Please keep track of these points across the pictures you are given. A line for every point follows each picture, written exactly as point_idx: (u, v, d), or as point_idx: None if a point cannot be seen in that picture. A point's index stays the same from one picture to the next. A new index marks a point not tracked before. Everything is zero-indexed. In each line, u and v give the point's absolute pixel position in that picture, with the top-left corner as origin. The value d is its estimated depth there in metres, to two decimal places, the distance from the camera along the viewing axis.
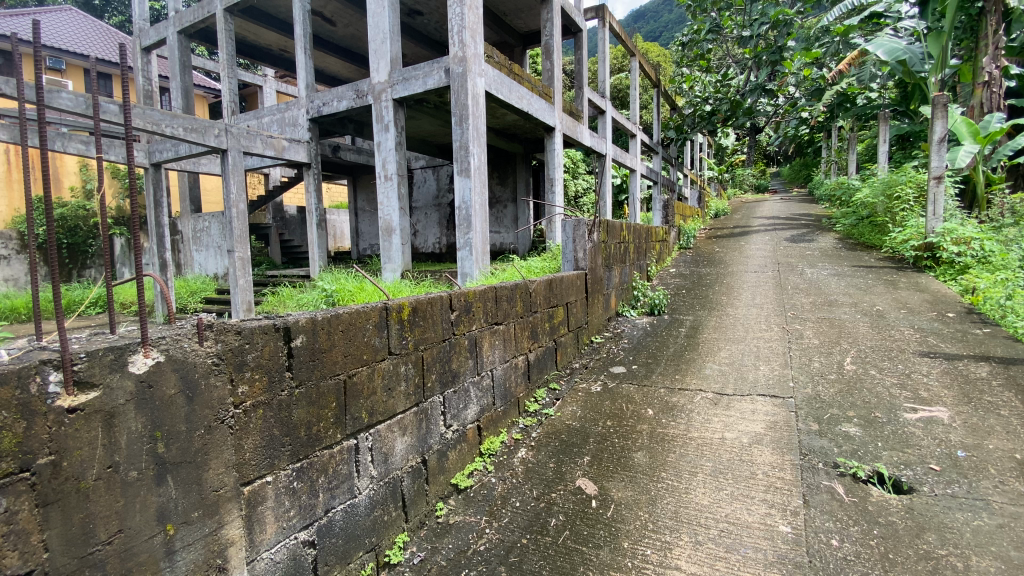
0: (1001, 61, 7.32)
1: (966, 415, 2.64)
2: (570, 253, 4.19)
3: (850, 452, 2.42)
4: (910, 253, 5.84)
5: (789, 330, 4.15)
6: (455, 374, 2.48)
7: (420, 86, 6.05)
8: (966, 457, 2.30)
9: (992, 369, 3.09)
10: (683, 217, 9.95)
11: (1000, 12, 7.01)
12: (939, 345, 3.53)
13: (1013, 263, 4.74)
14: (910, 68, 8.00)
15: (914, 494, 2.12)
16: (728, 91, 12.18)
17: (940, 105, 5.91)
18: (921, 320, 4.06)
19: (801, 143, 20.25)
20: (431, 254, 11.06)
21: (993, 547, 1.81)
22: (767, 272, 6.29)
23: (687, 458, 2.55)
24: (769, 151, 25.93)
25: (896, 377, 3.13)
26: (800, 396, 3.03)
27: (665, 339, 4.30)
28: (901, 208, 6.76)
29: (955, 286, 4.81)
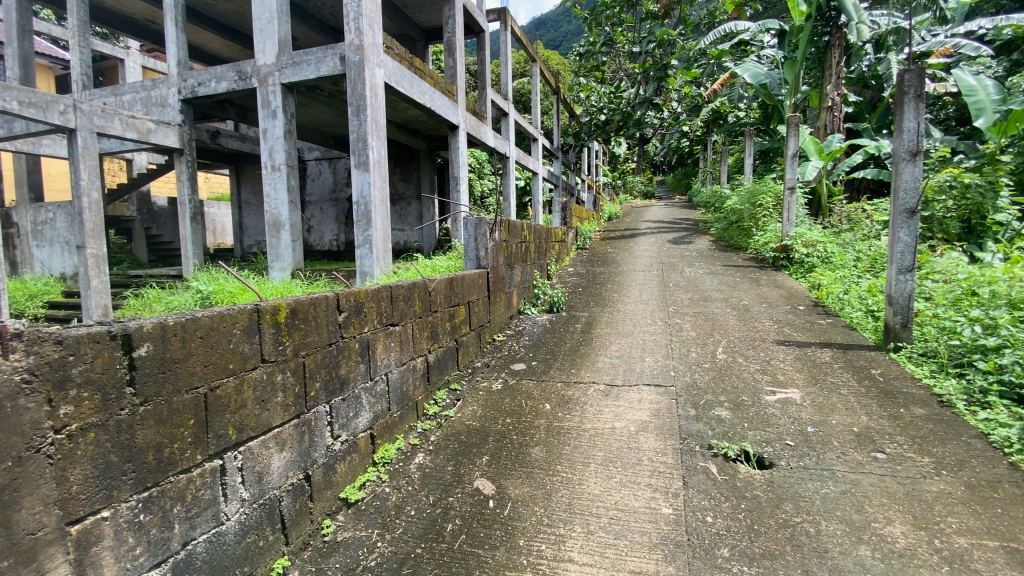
0: (841, 90, 8.62)
1: (814, 395, 3.03)
2: (471, 252, 4.15)
3: (722, 434, 2.65)
4: (770, 254, 6.62)
5: (671, 324, 4.49)
6: (344, 381, 2.30)
7: (312, 72, 5.63)
8: (815, 432, 2.63)
9: (833, 354, 3.59)
10: (580, 220, 10.41)
11: (841, 48, 8.25)
12: (792, 334, 4.03)
13: (849, 262, 5.57)
14: (770, 92, 9.05)
15: (774, 468, 2.37)
16: (619, 102, 13.05)
17: (793, 124, 6.76)
18: (779, 312, 4.61)
19: (683, 153, 22.24)
20: (327, 252, 10.41)
21: (839, 512, 2.05)
22: (652, 271, 6.78)
23: (580, 449, 2.62)
24: (656, 161, 28.16)
25: (758, 363, 3.51)
26: (680, 383, 3.28)
27: (563, 335, 4.42)
28: (762, 214, 7.68)
29: (804, 283, 5.52)
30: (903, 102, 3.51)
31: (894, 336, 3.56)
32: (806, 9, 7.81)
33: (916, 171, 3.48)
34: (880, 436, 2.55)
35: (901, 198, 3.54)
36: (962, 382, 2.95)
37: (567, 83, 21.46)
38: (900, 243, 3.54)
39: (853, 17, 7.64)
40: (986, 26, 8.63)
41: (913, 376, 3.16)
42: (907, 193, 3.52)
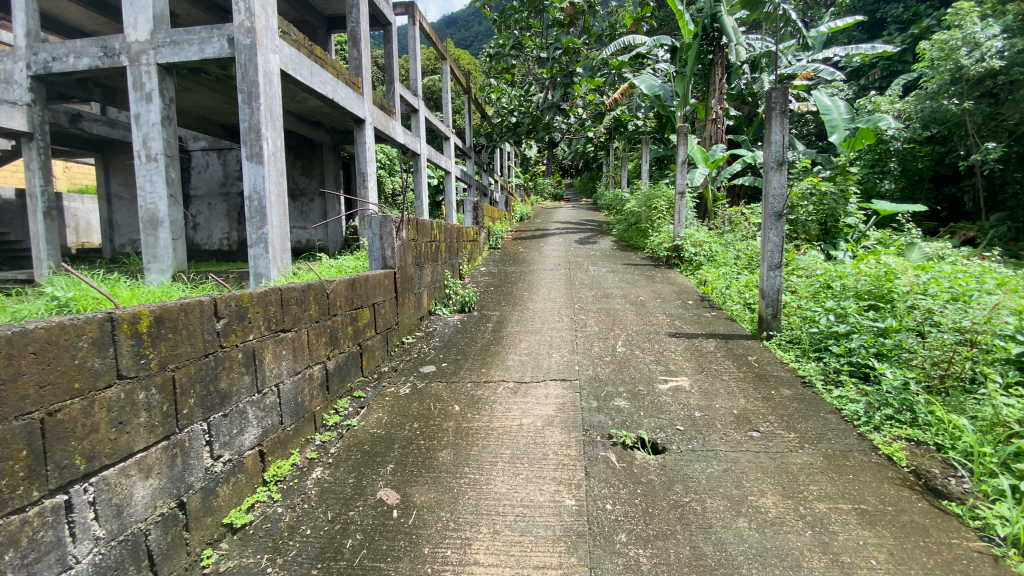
0: (724, 104, 9.52)
1: (700, 381, 3.30)
2: (376, 252, 3.99)
3: (621, 424, 2.79)
4: (664, 253, 7.12)
5: (577, 320, 4.66)
6: (225, 395, 2.09)
7: (195, 53, 5.07)
8: (701, 416, 2.85)
9: (716, 343, 3.94)
10: (492, 220, 10.46)
11: (723, 66, 9.13)
12: (682, 326, 4.37)
13: (730, 260, 6.17)
14: (664, 103, 9.66)
15: (666, 452, 2.53)
16: (529, 106, 13.48)
17: (683, 133, 7.33)
18: (671, 307, 4.97)
19: (588, 158, 23.30)
20: (216, 252, 9.48)
21: (721, 488, 2.23)
22: (560, 270, 7.00)
23: (489, 448, 2.62)
24: (564, 164, 29.22)
25: (653, 355, 3.76)
26: (583, 377, 3.41)
27: (473, 336, 4.40)
28: (657, 216, 8.26)
29: (693, 279, 6.02)
30: (771, 116, 3.93)
31: (766, 326, 3.98)
32: (694, 28, 8.52)
33: (782, 179, 3.93)
34: (755, 417, 2.83)
35: (770, 203, 3.98)
36: (820, 364, 3.37)
37: (478, 83, 21.57)
38: (770, 243, 3.97)
39: (733, 39, 8.36)
40: (839, 54, 9.88)
41: (782, 361, 3.56)
42: (775, 198, 3.96)
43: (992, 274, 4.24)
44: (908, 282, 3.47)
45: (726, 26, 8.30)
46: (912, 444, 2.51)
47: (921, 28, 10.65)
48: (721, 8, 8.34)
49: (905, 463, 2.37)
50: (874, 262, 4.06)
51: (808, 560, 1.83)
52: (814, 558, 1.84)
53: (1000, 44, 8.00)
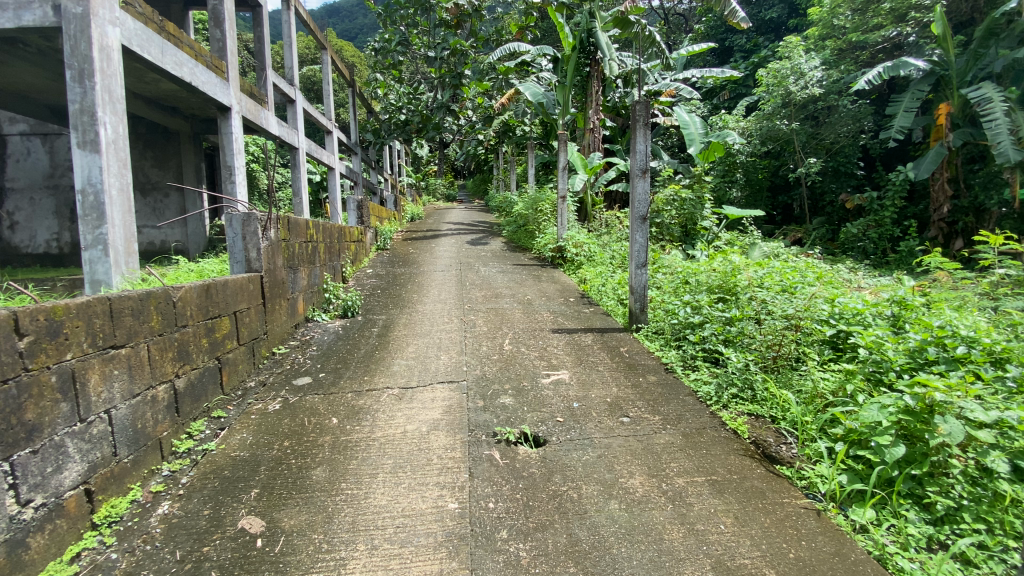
0: (601, 114, 10.21)
1: (579, 373, 3.48)
2: (238, 253, 3.61)
3: (505, 420, 2.84)
4: (549, 254, 7.41)
5: (465, 321, 4.66)
6: (34, 428, 1.74)
7: (8, 20, 4.21)
8: (579, 406, 3.01)
9: (593, 337, 4.19)
10: (380, 219, 10.06)
11: (599, 79, 9.79)
12: (564, 322, 4.59)
13: (607, 260, 6.62)
14: (547, 110, 10.05)
15: (547, 444, 2.62)
16: (418, 103, 13.28)
17: (564, 140, 7.72)
18: (555, 304, 5.19)
19: (480, 160, 23.54)
20: (41, 256, 7.92)
21: (596, 474, 2.37)
22: (451, 270, 6.98)
23: (368, 460, 2.50)
24: (456, 164, 29.22)
25: (537, 351, 3.88)
26: (470, 377, 3.41)
27: (356, 342, 4.19)
28: (543, 218, 8.59)
29: (575, 277, 6.34)
30: (635, 127, 4.27)
31: (635, 319, 4.35)
32: (572, 41, 9.01)
33: (645, 185, 4.29)
34: (626, 403, 3.05)
35: (636, 207, 4.32)
36: (680, 352, 3.75)
37: (363, 78, 20.71)
38: (637, 243, 4.32)
39: (607, 53, 8.98)
40: (696, 75, 11.12)
41: (650, 350, 3.88)
42: (640, 203, 4.30)
43: (812, 269, 5.05)
44: (749, 277, 4.01)
45: (601, 42, 8.91)
46: (752, 418, 2.88)
47: (759, 57, 12.40)
48: (595, 25, 8.94)
49: (747, 435, 2.71)
50: (723, 260, 4.62)
51: (669, 533, 2.00)
52: (674, 529, 2.01)
53: (817, 75, 9.68)
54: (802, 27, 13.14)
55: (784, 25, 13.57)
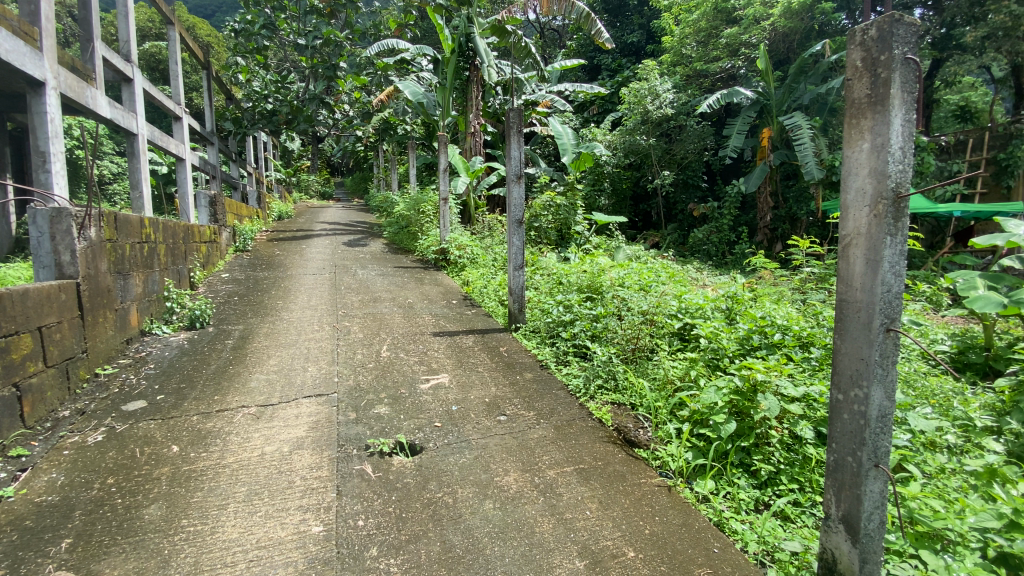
0: (481, 118, 10.39)
1: (459, 376, 3.46)
2: (45, 256, 2.99)
3: (379, 431, 2.71)
4: (432, 256, 7.29)
5: (338, 328, 4.38)
6: None
7: None
8: (457, 409, 2.98)
9: (474, 338, 4.20)
10: (240, 217, 9.05)
11: (479, 85, 9.94)
12: (446, 325, 4.53)
13: (490, 262, 6.71)
14: (427, 111, 9.89)
15: (423, 451, 2.56)
16: (287, 93, 12.28)
17: (444, 142, 7.65)
18: (436, 307, 5.11)
19: (359, 157, 22.50)
20: None
21: (472, 476, 2.36)
22: (323, 274, 6.52)
23: (217, 490, 2.22)
24: (331, 160, 27.59)
25: (416, 356, 3.78)
26: (341, 389, 3.20)
27: (206, 356, 3.71)
28: (425, 220, 8.42)
29: (458, 279, 6.31)
30: (509, 133, 4.38)
31: (514, 319, 4.44)
32: (452, 43, 9.00)
33: (520, 190, 4.42)
34: (503, 402, 3.09)
35: (512, 210, 4.43)
36: (554, 348, 3.91)
37: (221, 60, 18.62)
38: (514, 246, 4.42)
39: (484, 59, 9.09)
40: (569, 88, 11.80)
41: (527, 348, 3.99)
42: (516, 207, 4.42)
43: (668, 270, 5.63)
44: (612, 278, 4.35)
45: (479, 47, 9.03)
46: (615, 406, 3.11)
47: (623, 77, 13.58)
48: (474, 30, 9.03)
49: (611, 423, 2.91)
50: (591, 263, 4.95)
51: (540, 525, 2.06)
52: (545, 521, 2.08)
53: (670, 97, 10.87)
54: (658, 53, 14.68)
55: (643, 50, 15.02)
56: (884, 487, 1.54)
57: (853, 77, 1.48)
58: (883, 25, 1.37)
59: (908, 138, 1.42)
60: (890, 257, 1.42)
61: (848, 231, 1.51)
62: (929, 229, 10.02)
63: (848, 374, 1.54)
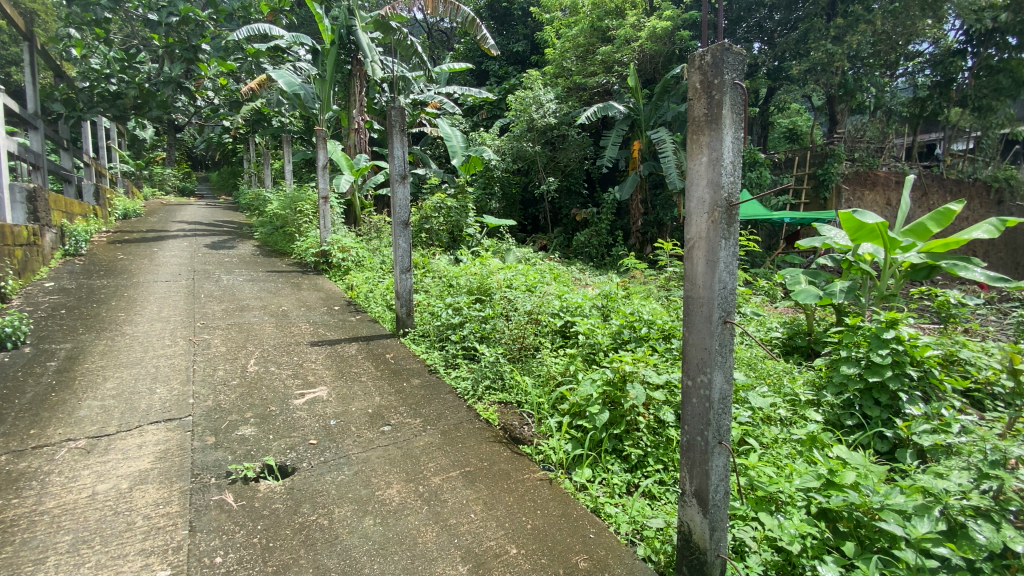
0: (365, 115, 9.98)
1: (339, 388, 3.24)
2: None
3: (243, 455, 2.45)
4: (311, 259, 6.79)
5: (196, 342, 3.88)
6: None
7: None
8: (335, 424, 2.80)
9: (358, 346, 3.98)
10: (71, 214, 7.65)
11: (362, 80, 9.55)
12: (325, 333, 4.24)
13: (376, 265, 6.42)
14: (305, 104, 9.21)
15: (295, 473, 2.36)
16: (134, 73, 10.69)
17: (324, 138, 7.19)
18: (315, 314, 4.76)
19: (228, 150, 20.33)
20: None
21: (351, 493, 2.23)
22: (180, 280, 5.76)
23: (30, 544, 1.85)
24: (192, 152, 24.58)
25: (290, 369, 3.48)
26: (198, 411, 2.84)
27: (17, 383, 3.07)
28: (303, 221, 7.82)
29: (340, 284, 5.95)
30: (392, 132, 4.24)
31: (401, 323, 4.29)
32: (331, 35, 8.51)
33: (405, 191, 4.30)
34: (388, 411, 2.96)
35: (397, 212, 4.29)
36: (442, 352, 3.85)
37: (45, 29, 15.67)
38: (400, 248, 4.28)
39: (368, 54, 8.74)
40: (457, 91, 11.80)
41: (414, 353, 3.87)
42: (401, 208, 4.29)
43: (552, 272, 5.86)
44: (500, 279, 4.43)
45: (361, 42, 8.65)
46: (502, 405, 3.15)
47: (510, 84, 13.94)
48: (355, 23, 8.63)
49: (498, 423, 2.94)
50: (480, 265, 4.99)
51: (423, 535, 2.01)
52: (428, 530, 2.04)
53: (552, 106, 11.39)
54: (542, 64, 15.32)
55: (528, 60, 15.60)
56: (726, 461, 1.74)
57: (693, 97, 1.65)
58: (716, 53, 1.55)
59: (737, 155, 1.62)
60: (725, 258, 1.62)
61: (692, 235, 1.69)
62: (767, 233, 11.67)
63: (695, 362, 1.72)
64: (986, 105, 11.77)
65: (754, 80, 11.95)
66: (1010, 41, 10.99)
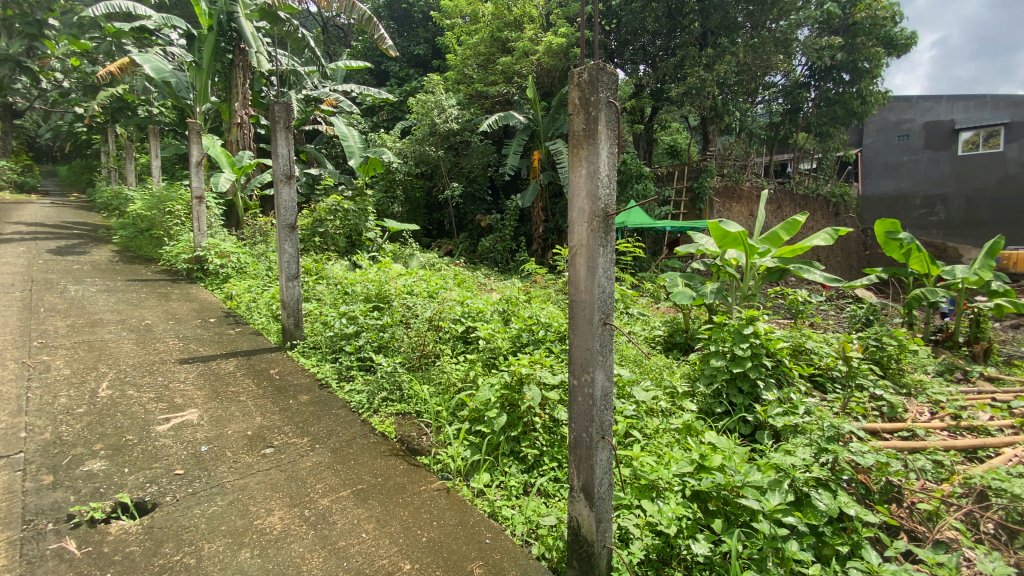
0: (250, 111, 9.24)
1: (212, 410, 2.93)
2: None
3: (90, 494, 2.13)
4: (183, 266, 6.10)
5: (30, 364, 3.29)
6: None
7: None
8: (208, 450, 2.52)
9: (237, 362, 3.63)
10: None
11: (246, 70, 8.81)
12: (197, 349, 3.82)
13: (261, 272, 5.92)
14: (176, 93, 8.25)
15: (156, 509, 2.09)
16: None
17: (197, 132, 6.48)
18: (186, 328, 4.27)
19: (80, 141, 17.60)
20: None
21: (224, 526, 2.03)
22: (10, 292, 4.86)
23: None
24: (33, 141, 20.94)
25: (153, 392, 3.08)
26: (32, 446, 2.41)
27: None
28: (174, 223, 7.00)
29: (218, 293, 5.40)
30: (276, 129, 3.96)
31: (289, 335, 3.99)
32: (208, 20, 7.73)
33: (291, 192, 4.03)
34: (271, 432, 2.74)
35: (283, 215, 4.00)
36: (336, 364, 3.66)
37: None
38: (286, 254, 4.01)
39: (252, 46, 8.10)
40: (354, 90, 11.35)
41: (302, 367, 3.61)
42: (287, 211, 4.01)
43: (454, 277, 5.84)
44: (399, 286, 4.31)
45: (244, 31, 7.99)
46: (400, 416, 3.06)
47: (411, 87, 13.72)
48: (237, 9, 7.94)
49: (394, 435, 2.84)
50: (378, 271, 4.82)
51: (308, 562, 1.88)
52: (314, 557, 1.91)
53: (454, 112, 11.39)
54: (443, 69, 15.30)
55: (430, 63, 15.48)
56: (610, 455, 1.84)
57: (573, 113, 1.74)
58: (592, 72, 1.65)
59: (613, 169, 1.74)
60: (603, 265, 1.72)
61: (575, 243, 1.77)
62: (653, 239, 12.66)
63: (579, 363, 1.80)
64: (825, 132, 13.85)
65: (640, 99, 12.98)
66: (843, 78, 13.06)
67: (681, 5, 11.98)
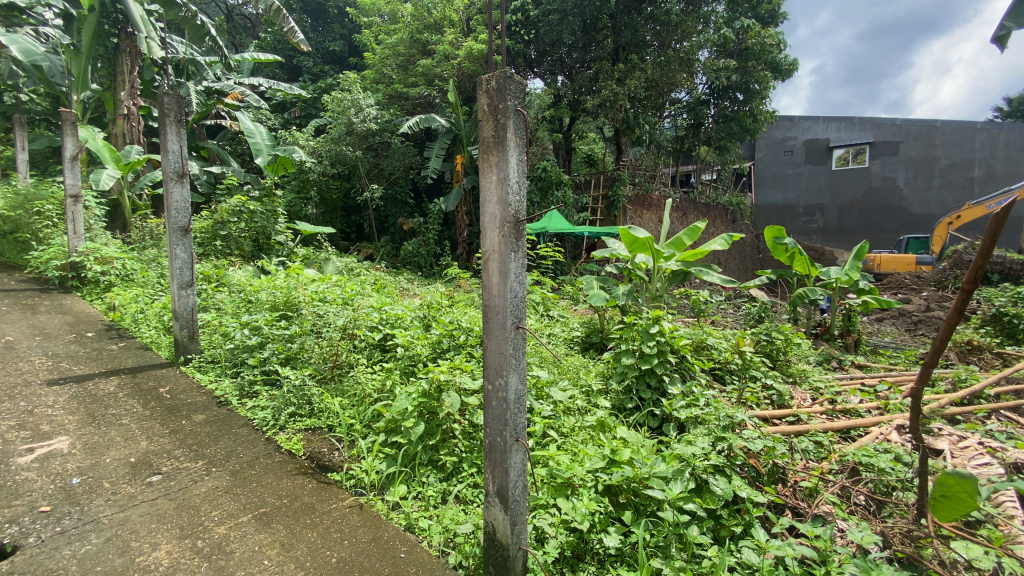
0: (139, 101, 8.36)
1: (87, 437, 2.60)
2: None
3: None
4: (54, 274, 5.36)
5: None
6: None
7: None
8: (80, 483, 2.23)
9: (119, 382, 3.24)
10: None
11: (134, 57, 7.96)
12: (70, 368, 3.36)
13: (151, 279, 5.35)
14: (49, 79, 7.25)
15: (15, 553, 1.82)
16: None
17: (71, 123, 5.69)
18: (56, 345, 3.75)
19: None
20: None
21: (99, 567, 1.80)
22: None
23: None
24: None
25: (12, 420, 2.67)
26: None
27: None
28: (42, 225, 6.13)
29: (98, 304, 4.81)
30: (165, 122, 3.60)
31: (183, 349, 3.65)
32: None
33: (184, 192, 3.68)
34: (158, 457, 2.48)
35: (174, 216, 3.64)
36: (237, 379, 3.39)
37: None
38: (178, 259, 3.66)
39: (143, 31, 7.32)
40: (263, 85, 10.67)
41: (198, 385, 3.32)
42: (178, 212, 3.64)
43: (373, 282, 5.65)
44: (309, 293, 4.09)
45: (132, 14, 7.14)
46: (309, 431, 2.90)
47: (325, 83, 13.17)
48: None
49: (303, 452, 2.69)
50: (287, 277, 4.55)
51: None
52: None
53: (372, 112, 11.06)
54: (360, 66, 14.90)
55: (346, 60, 15.01)
56: (524, 456, 1.87)
57: (482, 118, 1.75)
58: (500, 80, 1.68)
59: (522, 176, 1.77)
60: (515, 269, 1.75)
61: (487, 248, 1.78)
62: (572, 244, 13.08)
63: (494, 366, 1.81)
64: (723, 145, 15.14)
65: (558, 108, 13.42)
66: (737, 97, 14.26)
67: (594, 20, 12.59)
